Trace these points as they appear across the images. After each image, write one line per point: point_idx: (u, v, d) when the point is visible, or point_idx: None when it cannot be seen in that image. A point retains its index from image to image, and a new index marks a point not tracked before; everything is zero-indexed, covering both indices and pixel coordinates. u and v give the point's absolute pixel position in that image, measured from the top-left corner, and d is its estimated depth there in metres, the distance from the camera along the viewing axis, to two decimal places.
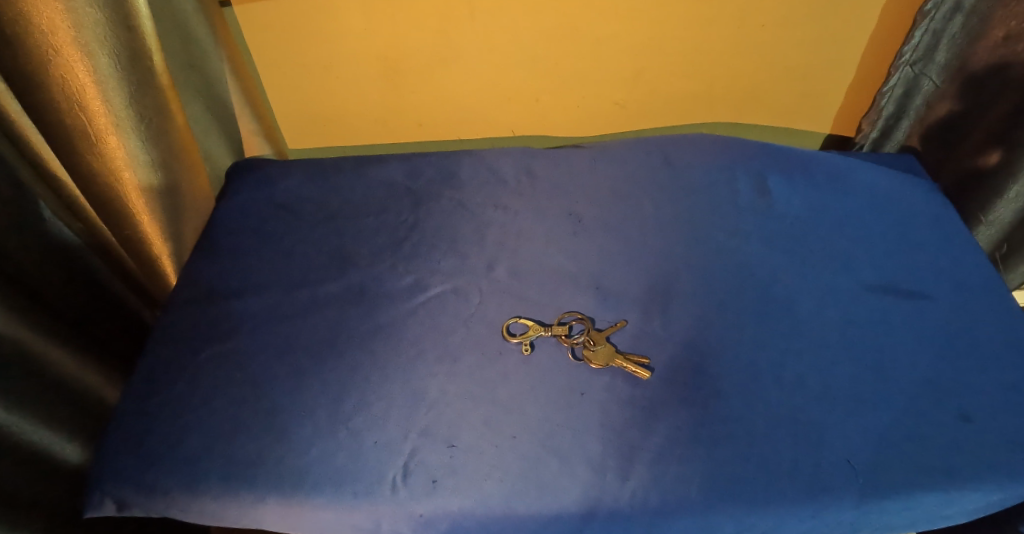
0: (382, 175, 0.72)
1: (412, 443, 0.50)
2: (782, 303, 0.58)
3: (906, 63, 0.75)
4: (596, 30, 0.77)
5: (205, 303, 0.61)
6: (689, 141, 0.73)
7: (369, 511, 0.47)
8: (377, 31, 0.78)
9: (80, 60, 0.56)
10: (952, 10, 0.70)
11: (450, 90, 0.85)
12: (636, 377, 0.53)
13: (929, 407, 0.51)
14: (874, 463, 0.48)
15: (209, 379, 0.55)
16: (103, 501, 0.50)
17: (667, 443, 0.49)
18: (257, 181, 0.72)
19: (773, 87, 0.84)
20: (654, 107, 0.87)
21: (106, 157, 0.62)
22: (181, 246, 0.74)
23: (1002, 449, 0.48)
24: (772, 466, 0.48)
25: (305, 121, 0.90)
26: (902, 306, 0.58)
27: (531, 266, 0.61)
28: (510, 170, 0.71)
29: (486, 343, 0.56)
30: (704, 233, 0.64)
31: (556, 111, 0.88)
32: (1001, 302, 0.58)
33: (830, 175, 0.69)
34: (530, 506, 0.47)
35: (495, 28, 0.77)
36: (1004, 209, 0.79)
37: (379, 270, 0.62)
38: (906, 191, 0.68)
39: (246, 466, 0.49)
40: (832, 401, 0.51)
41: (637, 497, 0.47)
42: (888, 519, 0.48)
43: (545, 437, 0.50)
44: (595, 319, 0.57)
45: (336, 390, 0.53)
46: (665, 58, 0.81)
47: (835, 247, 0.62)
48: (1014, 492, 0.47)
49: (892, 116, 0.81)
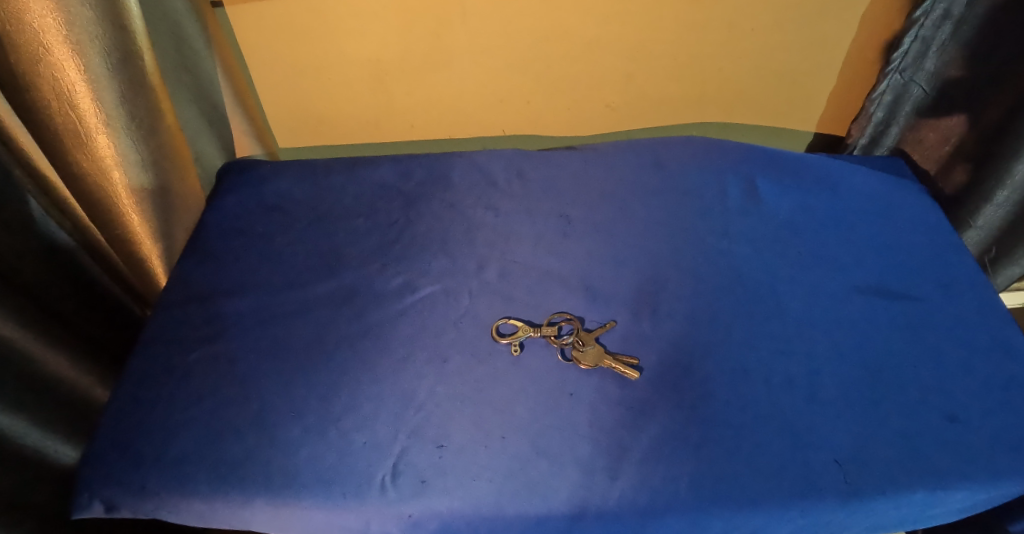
0: (373, 176, 0.72)
1: (401, 443, 0.50)
2: (771, 304, 0.58)
3: (895, 70, 0.76)
4: (587, 31, 0.78)
5: (194, 303, 0.60)
6: (680, 143, 0.74)
7: (359, 511, 0.47)
8: (370, 31, 0.78)
9: (70, 59, 0.56)
10: (941, 17, 0.70)
11: (444, 94, 0.86)
12: (625, 378, 0.53)
13: (917, 407, 0.51)
14: (861, 462, 0.48)
15: (199, 379, 0.55)
16: (91, 503, 0.50)
17: (655, 443, 0.49)
18: (251, 181, 0.72)
19: (763, 90, 0.85)
20: (645, 110, 0.88)
21: (96, 157, 0.62)
22: (172, 245, 0.73)
23: (989, 449, 0.49)
24: (760, 464, 0.48)
25: (299, 120, 0.89)
26: (888, 307, 0.58)
27: (520, 268, 0.61)
28: (500, 172, 0.71)
29: (476, 343, 0.56)
30: (693, 234, 0.64)
31: (546, 113, 0.88)
32: (989, 304, 0.59)
33: (820, 178, 0.70)
34: (518, 506, 0.47)
35: (487, 30, 0.78)
36: (993, 212, 0.80)
37: (369, 271, 0.62)
38: (893, 192, 0.69)
39: (234, 467, 0.49)
40: (819, 400, 0.52)
41: (626, 497, 0.47)
42: (877, 518, 0.48)
43: (532, 437, 0.50)
44: (584, 320, 0.57)
45: (325, 390, 0.53)
46: (655, 60, 0.81)
47: (823, 249, 0.63)
48: (1000, 491, 0.48)
49: (882, 122, 0.82)
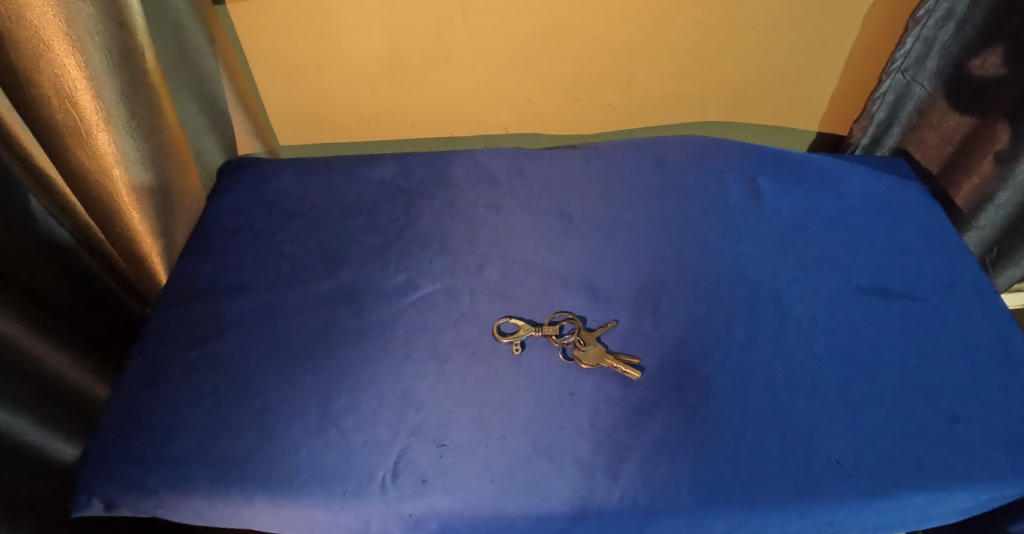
0: (374, 174, 0.71)
1: (402, 442, 0.50)
2: (772, 304, 0.58)
3: (898, 69, 0.75)
4: (589, 30, 0.78)
5: (194, 301, 0.60)
6: (681, 142, 0.74)
7: (359, 510, 0.47)
8: (371, 29, 0.77)
9: (70, 56, 0.56)
10: (944, 17, 0.70)
11: (445, 92, 0.86)
12: (626, 377, 0.53)
13: (918, 407, 0.51)
14: (862, 462, 0.48)
15: (199, 378, 0.54)
16: (90, 502, 0.50)
17: (656, 443, 0.49)
18: (251, 179, 0.72)
19: (765, 89, 0.85)
20: (646, 109, 0.88)
21: (96, 155, 0.62)
22: (172, 244, 0.73)
23: (990, 449, 0.49)
24: (760, 464, 0.48)
25: (299, 119, 0.89)
26: (889, 307, 0.58)
27: (521, 267, 0.61)
28: (501, 171, 0.71)
29: (477, 342, 0.56)
30: (694, 233, 0.64)
31: (548, 112, 0.88)
32: (990, 304, 0.59)
33: (822, 178, 0.70)
34: (519, 506, 0.47)
35: (488, 29, 0.77)
36: (995, 212, 0.80)
37: (370, 270, 0.62)
38: (895, 192, 0.69)
39: (234, 466, 0.49)
40: (820, 401, 0.51)
41: (627, 497, 0.47)
42: (878, 519, 0.48)
43: (533, 436, 0.50)
44: (585, 319, 0.57)
45: (325, 389, 0.53)
46: (656, 60, 0.81)
47: (824, 249, 0.63)
48: (1001, 492, 0.48)
49: (884, 122, 0.81)
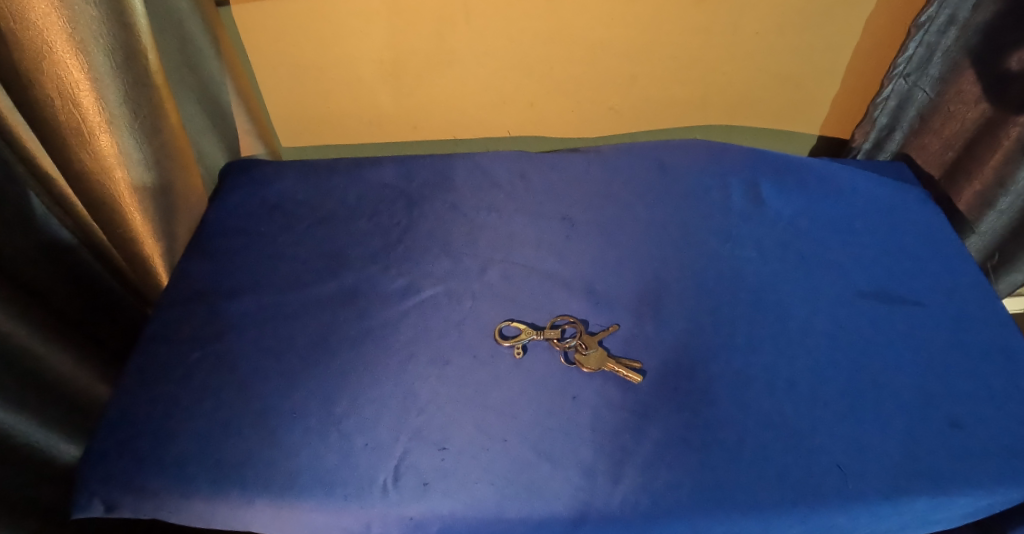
0: (376, 176, 0.71)
1: (403, 445, 0.50)
2: (774, 309, 0.58)
3: (900, 75, 0.76)
4: (591, 34, 0.78)
5: (196, 303, 0.60)
6: (684, 146, 0.74)
7: (359, 513, 0.47)
8: (373, 32, 0.78)
9: (73, 57, 0.56)
10: (947, 23, 0.71)
11: (446, 96, 0.86)
12: (628, 382, 0.53)
13: (920, 413, 0.51)
14: (864, 466, 0.48)
15: (201, 379, 0.54)
16: (91, 503, 0.49)
17: (658, 447, 0.49)
18: (253, 181, 0.72)
19: (766, 93, 0.85)
20: (649, 112, 0.88)
21: (99, 156, 0.62)
22: (173, 244, 0.73)
23: (990, 455, 0.49)
24: (761, 469, 0.48)
25: (302, 120, 0.89)
26: (890, 312, 0.58)
27: (523, 270, 0.61)
28: (503, 174, 0.71)
29: (479, 346, 0.56)
30: (696, 237, 0.64)
31: (550, 114, 0.88)
32: (991, 309, 0.58)
33: (823, 182, 0.70)
34: (520, 509, 0.47)
35: (491, 32, 0.78)
36: (997, 218, 0.80)
37: (372, 272, 0.62)
38: (897, 196, 0.69)
39: (235, 468, 0.49)
40: (821, 406, 0.51)
41: (628, 501, 0.47)
42: (880, 524, 0.48)
43: (535, 440, 0.50)
44: (587, 323, 0.57)
45: (327, 391, 0.53)
46: (658, 64, 0.81)
47: (826, 253, 0.63)
48: (1002, 498, 0.48)
49: (886, 127, 0.82)
